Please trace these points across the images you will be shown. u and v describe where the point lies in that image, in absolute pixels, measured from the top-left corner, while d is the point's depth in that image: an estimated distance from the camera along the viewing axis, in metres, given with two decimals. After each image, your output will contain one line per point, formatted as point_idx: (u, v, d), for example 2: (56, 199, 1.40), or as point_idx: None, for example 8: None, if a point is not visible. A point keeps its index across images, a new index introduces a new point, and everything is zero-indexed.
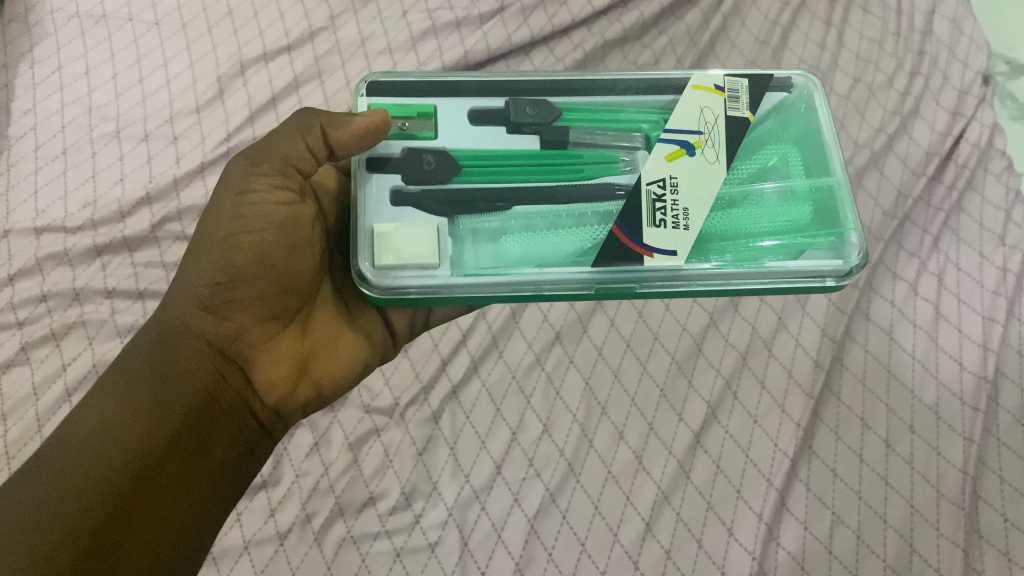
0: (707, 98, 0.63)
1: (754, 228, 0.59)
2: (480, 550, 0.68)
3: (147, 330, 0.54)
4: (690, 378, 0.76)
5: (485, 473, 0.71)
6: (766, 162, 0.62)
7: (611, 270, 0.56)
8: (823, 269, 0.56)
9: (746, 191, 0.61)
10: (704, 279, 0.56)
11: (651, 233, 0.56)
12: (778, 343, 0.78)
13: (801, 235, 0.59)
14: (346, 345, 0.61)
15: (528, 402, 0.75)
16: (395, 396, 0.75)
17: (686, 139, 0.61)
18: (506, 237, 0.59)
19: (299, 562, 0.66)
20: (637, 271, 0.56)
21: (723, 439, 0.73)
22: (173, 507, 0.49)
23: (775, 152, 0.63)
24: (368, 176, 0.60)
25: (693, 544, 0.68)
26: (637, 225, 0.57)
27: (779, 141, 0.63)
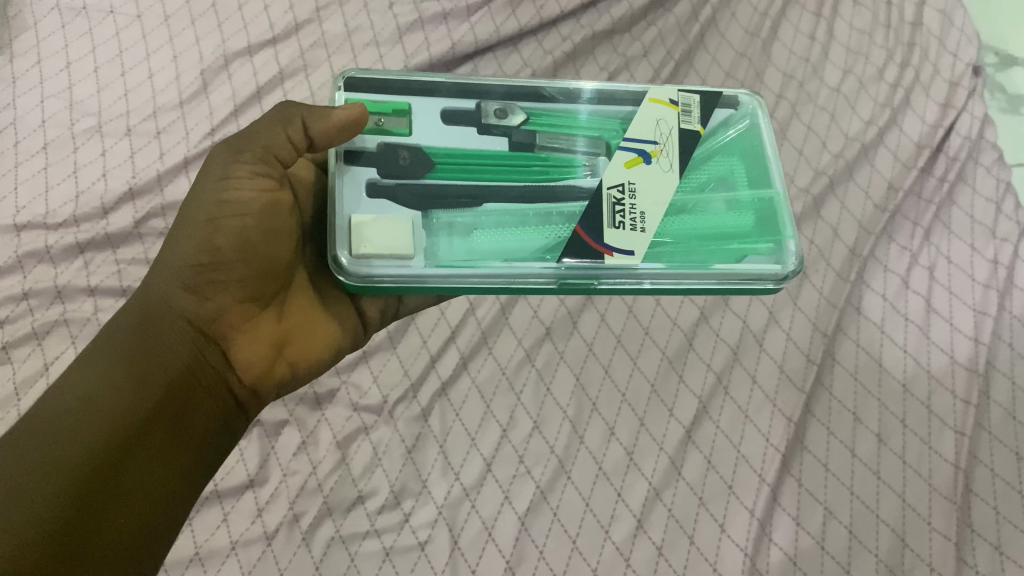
0: (660, 111, 0.63)
1: (700, 234, 0.60)
2: (471, 550, 0.67)
3: (124, 310, 0.53)
4: (681, 374, 0.76)
5: (475, 472, 0.70)
6: (713, 174, 0.64)
7: (575, 266, 0.56)
8: (763, 272, 0.58)
9: (696, 199, 0.62)
10: (656, 279, 0.57)
11: (610, 234, 0.57)
12: (769, 338, 0.77)
13: (743, 241, 0.60)
14: (322, 330, 0.60)
15: (517, 398, 0.74)
16: (384, 393, 0.74)
17: (642, 148, 0.61)
18: (473, 233, 0.59)
19: (287, 562, 0.65)
20: (598, 268, 0.56)
21: (715, 435, 0.73)
22: (153, 482, 0.49)
23: (721, 165, 0.64)
24: (343, 168, 0.59)
25: (685, 541, 0.68)
26: (598, 225, 0.57)
27: (726, 155, 0.65)
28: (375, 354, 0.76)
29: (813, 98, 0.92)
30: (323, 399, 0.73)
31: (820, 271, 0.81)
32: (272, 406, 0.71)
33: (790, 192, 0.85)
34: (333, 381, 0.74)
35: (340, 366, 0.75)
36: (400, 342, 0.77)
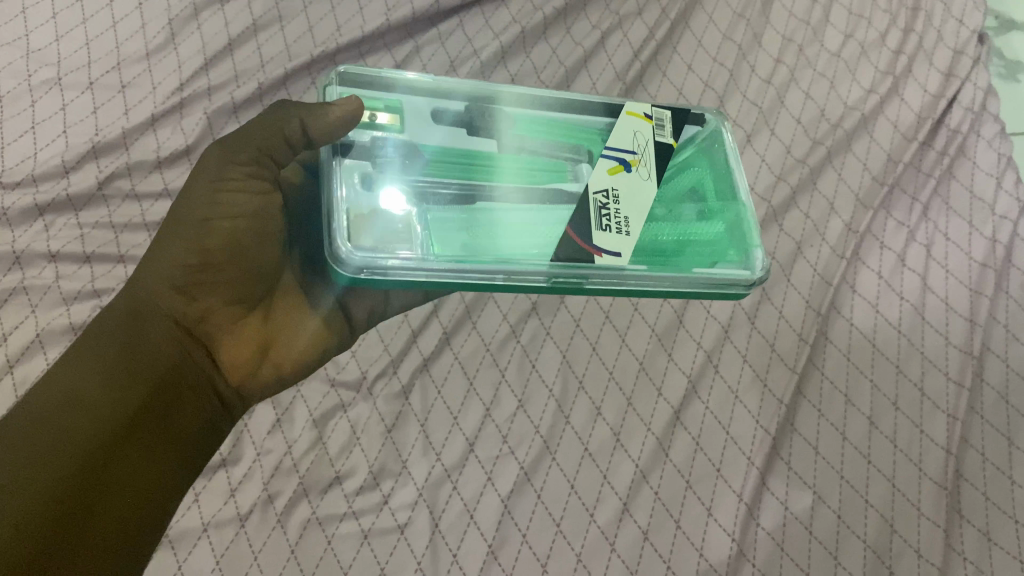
0: (637, 123, 0.61)
1: (668, 240, 0.59)
2: (452, 533, 0.65)
3: (107, 315, 0.49)
4: (670, 351, 0.74)
5: (457, 451, 0.68)
6: (680, 187, 0.63)
7: (567, 266, 0.53)
8: (732, 279, 0.57)
9: (667, 208, 0.61)
10: (639, 282, 0.55)
11: (598, 236, 0.55)
12: (760, 314, 0.75)
13: (711, 250, 0.59)
14: (307, 332, 0.59)
15: (502, 375, 0.71)
16: (362, 368, 0.71)
17: (623, 156, 0.59)
18: (468, 230, 0.57)
19: (261, 545, 0.62)
20: (586, 268, 0.53)
21: (704, 416, 0.71)
22: (141, 474, 0.46)
23: (688, 179, 0.64)
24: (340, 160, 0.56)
25: (671, 524, 0.66)
26: (586, 227, 0.54)
27: (693, 169, 0.64)
28: None
29: (812, 63, 0.88)
30: None
31: (814, 246, 0.78)
32: None
33: (786, 163, 0.82)
34: None
35: None
36: None
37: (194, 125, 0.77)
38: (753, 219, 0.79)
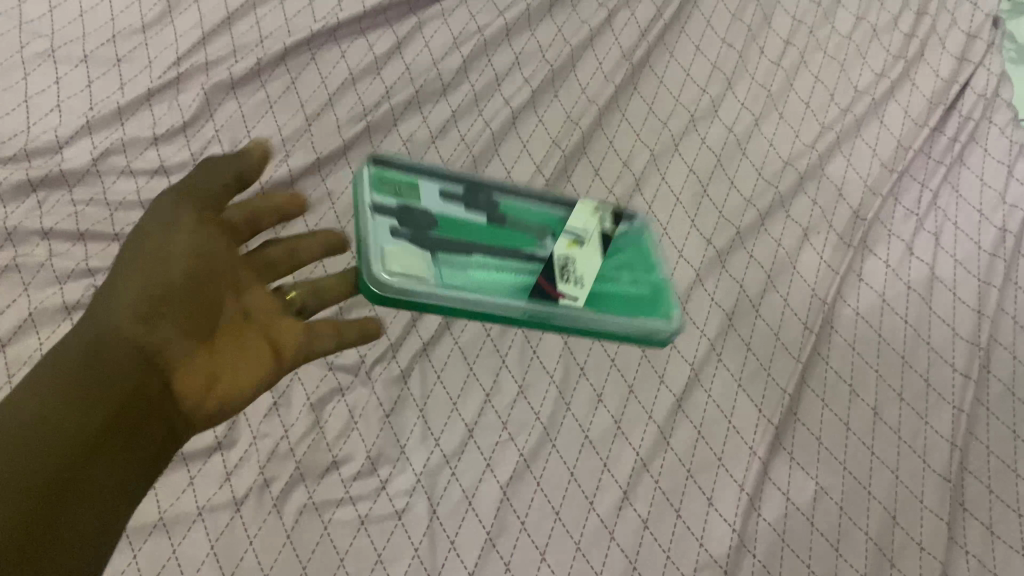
0: (591, 207, 0.72)
1: (611, 299, 0.66)
2: (450, 520, 0.64)
3: (43, 364, 0.44)
4: (674, 339, 0.72)
5: (456, 438, 0.67)
6: (623, 258, 0.70)
7: (539, 301, 0.63)
8: (662, 327, 0.66)
9: (611, 273, 0.69)
10: (590, 321, 0.64)
11: (563, 285, 0.64)
12: (766, 302, 0.73)
13: (643, 307, 0.67)
14: (256, 359, 0.53)
15: (502, 361, 0.70)
16: (361, 353, 0.70)
17: (578, 233, 0.69)
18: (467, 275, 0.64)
19: (257, 529, 0.61)
20: (552, 308, 0.63)
21: (706, 405, 0.69)
22: (89, 500, 0.42)
23: (631, 253, 0.71)
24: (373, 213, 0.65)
25: (671, 515, 0.66)
26: (551, 275, 0.64)
27: (637, 243, 0.72)
28: (352, 311, 0.71)
29: (823, 46, 0.86)
30: None
31: (821, 233, 0.77)
32: None
33: (794, 148, 0.80)
34: None
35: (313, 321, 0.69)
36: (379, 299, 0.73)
37: (191, 101, 0.75)
38: (761, 205, 0.77)
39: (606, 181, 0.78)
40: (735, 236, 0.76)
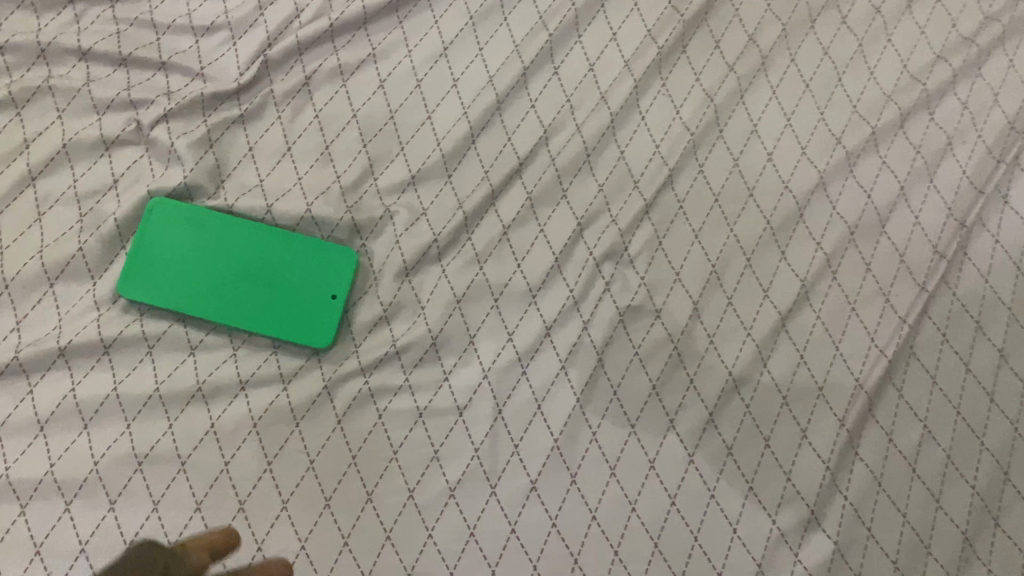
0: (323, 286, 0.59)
1: (195, 239, 0.59)
2: (515, 422, 0.58)
3: None
4: (784, 248, 0.63)
5: (532, 334, 0.60)
6: (252, 263, 0.59)
7: (189, 250, 0.58)
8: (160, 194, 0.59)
9: (225, 250, 0.59)
10: (178, 236, 0.59)
11: (190, 229, 0.59)
12: (893, 218, 0.64)
13: (195, 237, 0.59)
14: None
15: (590, 253, 0.61)
16: (435, 230, 0.61)
17: (281, 280, 0.60)
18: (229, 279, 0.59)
19: (305, 413, 0.57)
20: (185, 229, 0.59)
21: (813, 326, 0.61)
22: None
23: (260, 270, 0.59)
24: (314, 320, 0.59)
25: (759, 442, 0.59)
26: (196, 242, 0.59)
27: (279, 272, 0.60)
28: (425, 182, 0.62)
29: None
30: (362, 228, 0.61)
31: (968, 143, 0.66)
32: (302, 227, 0.61)
33: (949, 39, 0.68)
34: (374, 207, 0.61)
35: (382, 189, 0.62)
36: (455, 169, 0.63)
37: None
38: (902, 103, 0.66)
39: (727, 57, 0.67)
40: (869, 137, 0.65)
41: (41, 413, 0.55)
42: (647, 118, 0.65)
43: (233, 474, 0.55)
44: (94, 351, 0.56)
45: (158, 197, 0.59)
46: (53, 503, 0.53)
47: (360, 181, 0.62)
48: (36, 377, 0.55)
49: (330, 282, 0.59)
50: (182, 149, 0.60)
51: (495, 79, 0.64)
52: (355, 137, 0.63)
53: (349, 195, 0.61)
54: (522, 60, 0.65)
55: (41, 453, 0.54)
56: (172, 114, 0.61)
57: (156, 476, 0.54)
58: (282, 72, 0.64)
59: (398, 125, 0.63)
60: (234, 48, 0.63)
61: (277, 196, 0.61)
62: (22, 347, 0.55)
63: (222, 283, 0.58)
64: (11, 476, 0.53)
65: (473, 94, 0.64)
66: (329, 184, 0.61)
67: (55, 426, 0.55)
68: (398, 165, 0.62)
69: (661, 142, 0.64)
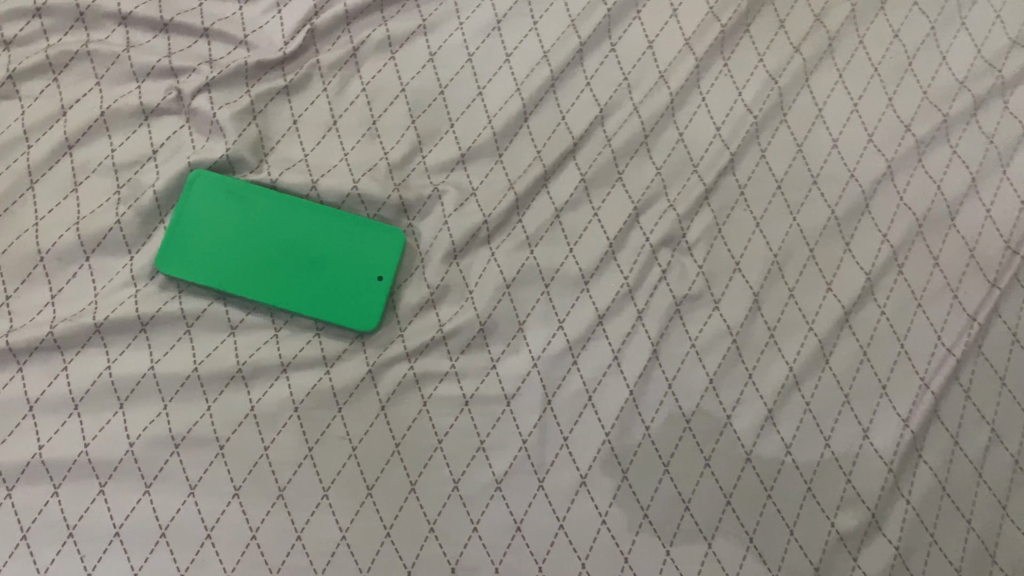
0: (368, 267, 0.57)
1: (237, 214, 0.56)
2: (565, 414, 0.56)
3: None
4: (849, 240, 0.60)
5: (584, 322, 0.57)
6: (294, 241, 0.57)
7: (230, 225, 0.56)
8: (201, 166, 0.57)
9: (267, 227, 0.57)
10: (219, 211, 0.56)
11: (231, 204, 0.57)
12: (964, 211, 0.61)
13: (236, 212, 0.56)
14: None
15: (646, 239, 0.59)
16: (485, 211, 0.59)
17: (324, 258, 0.57)
18: (272, 257, 0.56)
19: (348, 397, 0.55)
20: (226, 204, 0.57)
21: (877, 322, 0.59)
22: None
23: (303, 248, 0.57)
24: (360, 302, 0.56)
25: (820, 441, 0.57)
26: (236, 217, 0.56)
27: (322, 251, 0.57)
28: (476, 160, 0.60)
29: None
30: (410, 207, 0.59)
31: None
32: (347, 205, 0.58)
33: None
34: (422, 185, 0.59)
35: (430, 167, 0.59)
36: (507, 147, 0.60)
37: None
38: (975, 90, 0.63)
39: (793, 37, 0.64)
40: (940, 125, 0.62)
41: (76, 391, 0.52)
42: (707, 99, 0.62)
43: (273, 460, 0.53)
44: (131, 328, 0.54)
45: (199, 169, 0.57)
46: (88, 485, 0.51)
47: (408, 158, 0.60)
48: (71, 353, 0.53)
49: (376, 262, 0.57)
50: (225, 120, 0.58)
51: (550, 54, 0.62)
52: (403, 112, 0.60)
53: (396, 172, 0.59)
54: (579, 35, 0.62)
55: (75, 433, 0.52)
56: (215, 83, 0.59)
57: (194, 460, 0.52)
58: (328, 42, 0.61)
59: (448, 100, 0.61)
60: (279, 16, 0.61)
61: (322, 172, 0.58)
62: (57, 322, 0.53)
63: (264, 261, 0.56)
64: (44, 455, 0.51)
65: (527, 70, 0.61)
66: (375, 161, 0.59)
67: (89, 405, 0.52)
68: (448, 142, 0.60)
69: (722, 125, 0.61)
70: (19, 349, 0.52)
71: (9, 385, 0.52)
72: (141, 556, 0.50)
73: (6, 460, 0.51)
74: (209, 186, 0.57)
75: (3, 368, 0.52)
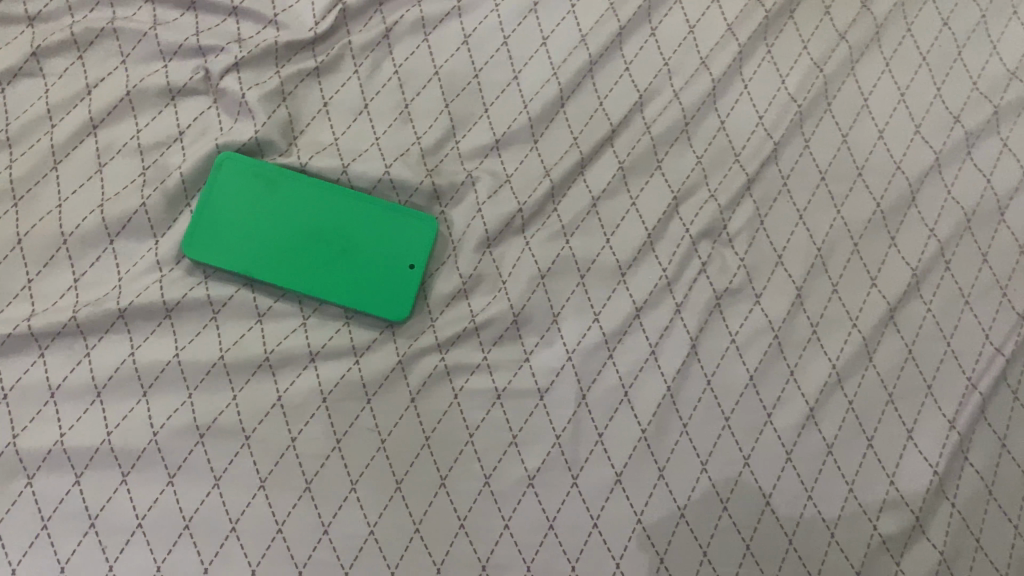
0: (400, 255, 0.56)
1: (265, 199, 0.55)
2: (600, 409, 0.54)
3: None
4: (894, 234, 0.58)
5: (621, 315, 0.55)
6: (323, 227, 0.55)
7: (257, 211, 0.55)
8: (230, 148, 0.56)
9: (296, 212, 0.55)
10: (246, 195, 0.55)
11: (258, 188, 0.55)
12: (1013, 206, 0.59)
13: (264, 197, 0.55)
14: None
15: (686, 230, 0.57)
16: (519, 199, 0.57)
17: (354, 245, 0.56)
18: (301, 243, 0.55)
19: (377, 389, 0.53)
20: (254, 189, 0.55)
21: (924, 319, 0.57)
22: None
23: (333, 235, 0.55)
24: (392, 290, 0.55)
25: (862, 441, 0.55)
26: (263, 202, 0.55)
27: (352, 238, 0.56)
28: (510, 147, 0.58)
29: None
30: (442, 193, 0.57)
31: None
32: (379, 191, 0.57)
33: None
34: (456, 171, 0.58)
35: (463, 153, 0.58)
36: (543, 134, 0.59)
37: None
38: None
39: (838, 24, 0.62)
40: (990, 117, 0.60)
41: (99, 378, 0.51)
42: (749, 87, 0.60)
43: (300, 452, 0.51)
44: (156, 314, 0.53)
45: (227, 151, 0.55)
46: (110, 475, 0.49)
47: (441, 144, 0.58)
48: (94, 339, 0.52)
49: (407, 250, 0.56)
50: (254, 101, 0.57)
51: (588, 38, 0.60)
52: (437, 96, 0.59)
53: (429, 157, 0.58)
54: (618, 19, 0.60)
55: (98, 421, 0.50)
56: (244, 63, 0.57)
57: (219, 451, 0.51)
58: (360, 23, 0.60)
59: (483, 84, 0.59)
60: None
61: (353, 156, 0.57)
62: (80, 306, 0.52)
63: (293, 248, 0.54)
64: (65, 443, 0.50)
65: (564, 54, 0.60)
66: (408, 145, 0.58)
67: (112, 393, 0.51)
68: (482, 128, 0.58)
69: (765, 114, 0.59)
70: (40, 334, 0.51)
71: (30, 371, 0.51)
72: (163, 548, 0.49)
73: (28, 448, 0.49)
74: (235, 169, 0.55)
75: (24, 353, 0.51)
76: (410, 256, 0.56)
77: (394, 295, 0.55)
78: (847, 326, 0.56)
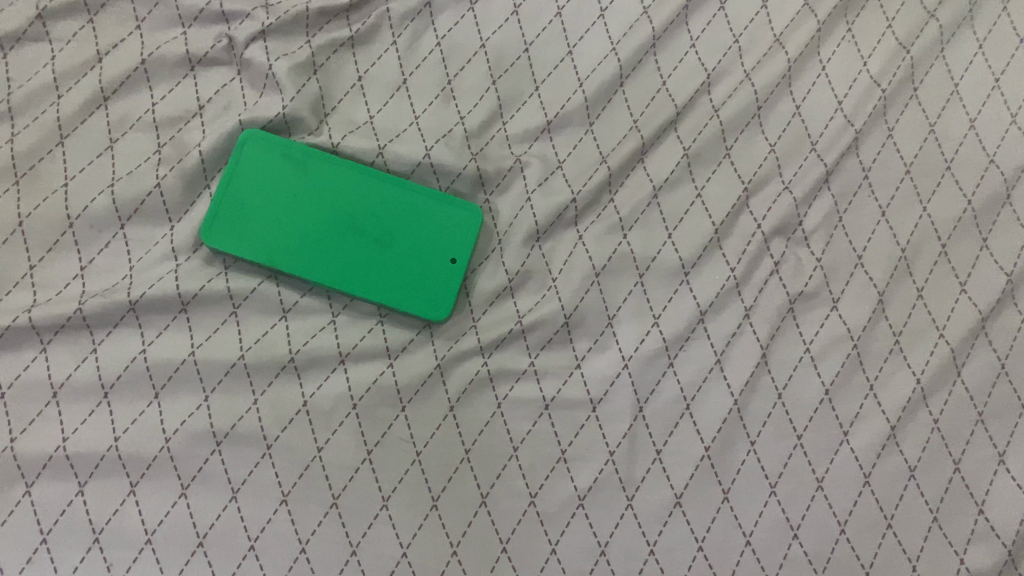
0: (441, 248, 0.51)
1: (294, 182, 0.50)
2: (659, 423, 0.49)
3: None
4: (986, 236, 0.52)
5: (683, 318, 0.50)
6: (358, 215, 0.50)
7: (286, 195, 0.49)
8: (255, 124, 0.51)
9: (328, 198, 0.50)
10: (273, 177, 0.50)
11: (287, 170, 0.50)
12: None
13: (293, 180, 0.50)
14: None
15: (757, 226, 0.52)
16: (573, 188, 0.52)
17: (391, 235, 0.51)
18: (332, 232, 0.50)
19: (412, 396, 0.48)
20: (282, 170, 0.50)
21: (1017, 330, 0.51)
22: None
23: (368, 223, 0.50)
24: (432, 287, 0.50)
25: (949, 465, 0.49)
26: (293, 185, 0.50)
27: (389, 227, 0.51)
28: (563, 131, 0.53)
29: None
30: (488, 181, 0.52)
31: None
32: (418, 176, 0.52)
33: None
34: (503, 156, 0.52)
35: (511, 136, 0.53)
36: (599, 117, 0.53)
37: None
38: None
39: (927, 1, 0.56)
40: None
41: (106, 377, 0.46)
42: (827, 69, 0.55)
43: (327, 463, 0.46)
44: (170, 307, 0.47)
45: (251, 128, 0.50)
46: (117, 486, 0.44)
47: (487, 126, 0.53)
48: (101, 334, 0.47)
49: (449, 243, 0.51)
50: (282, 74, 0.51)
51: (651, 12, 0.54)
52: (483, 72, 0.53)
53: (473, 140, 0.52)
54: None
55: (104, 425, 0.45)
56: (271, 31, 0.52)
57: (237, 462, 0.45)
58: None
59: (534, 61, 0.54)
60: None
61: (391, 137, 0.52)
62: (87, 297, 0.47)
63: (324, 237, 0.49)
64: (68, 449, 0.44)
65: (624, 29, 0.54)
66: (451, 126, 0.52)
67: (121, 394, 0.46)
68: (532, 109, 0.53)
69: (845, 98, 0.54)
70: (42, 327, 0.46)
71: (31, 368, 0.45)
72: (175, 569, 0.44)
73: (26, 454, 0.44)
74: (262, 148, 0.50)
75: (25, 348, 0.46)
76: (452, 249, 0.51)
77: (434, 293, 0.49)
78: (933, 336, 0.51)
